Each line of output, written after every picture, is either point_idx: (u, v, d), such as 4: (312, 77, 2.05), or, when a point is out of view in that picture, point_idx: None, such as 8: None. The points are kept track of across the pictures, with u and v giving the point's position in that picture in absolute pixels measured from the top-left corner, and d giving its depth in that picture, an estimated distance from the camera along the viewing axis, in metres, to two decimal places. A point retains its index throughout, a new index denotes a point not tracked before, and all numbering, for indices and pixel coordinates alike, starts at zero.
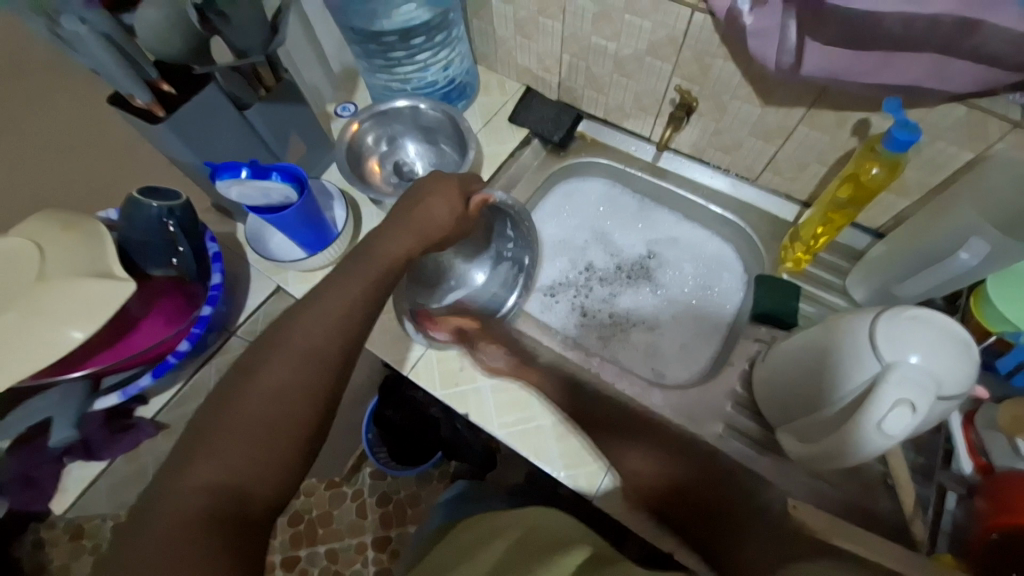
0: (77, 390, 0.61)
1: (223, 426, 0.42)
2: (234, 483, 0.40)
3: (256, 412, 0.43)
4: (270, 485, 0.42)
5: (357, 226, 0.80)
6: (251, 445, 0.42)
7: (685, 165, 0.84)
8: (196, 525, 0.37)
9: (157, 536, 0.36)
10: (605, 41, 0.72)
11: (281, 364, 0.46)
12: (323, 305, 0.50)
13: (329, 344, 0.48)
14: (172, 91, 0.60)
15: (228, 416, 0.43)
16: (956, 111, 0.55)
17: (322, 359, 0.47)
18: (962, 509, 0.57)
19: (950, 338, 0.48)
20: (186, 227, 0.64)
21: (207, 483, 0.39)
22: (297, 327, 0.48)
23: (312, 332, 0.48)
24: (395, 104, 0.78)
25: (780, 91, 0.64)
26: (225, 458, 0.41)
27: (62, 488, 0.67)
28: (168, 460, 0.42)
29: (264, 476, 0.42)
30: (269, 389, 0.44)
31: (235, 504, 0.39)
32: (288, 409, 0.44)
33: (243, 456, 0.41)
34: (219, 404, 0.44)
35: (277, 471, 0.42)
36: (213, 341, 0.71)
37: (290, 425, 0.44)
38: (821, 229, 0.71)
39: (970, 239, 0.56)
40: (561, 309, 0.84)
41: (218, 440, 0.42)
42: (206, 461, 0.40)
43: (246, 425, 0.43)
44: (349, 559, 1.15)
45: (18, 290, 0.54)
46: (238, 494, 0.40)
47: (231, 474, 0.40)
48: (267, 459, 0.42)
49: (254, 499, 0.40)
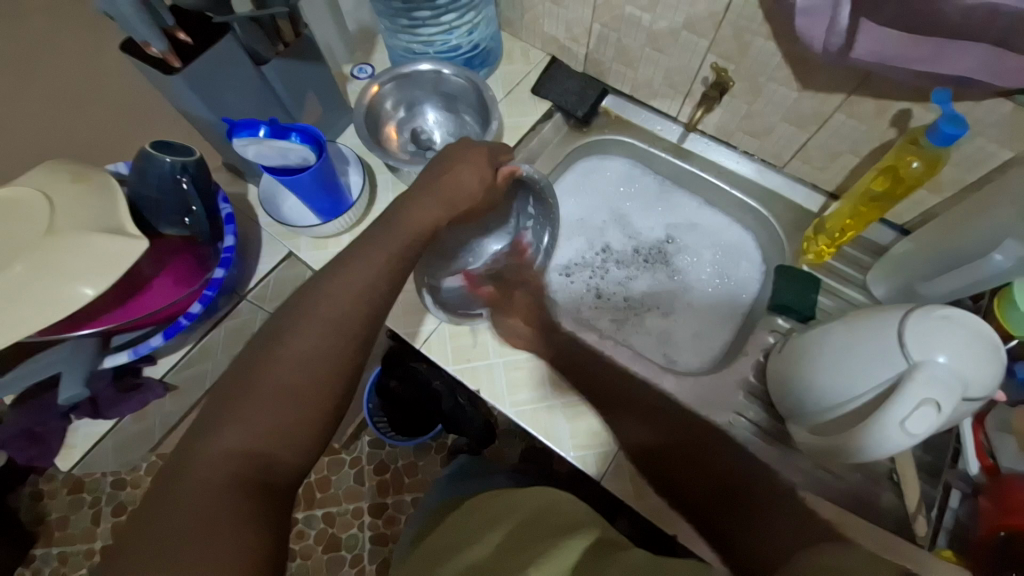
0: (87, 346, 0.61)
1: (250, 391, 0.42)
2: (260, 448, 0.40)
3: (284, 377, 0.43)
4: (294, 452, 0.41)
5: (372, 195, 0.78)
6: (278, 411, 0.41)
7: (710, 148, 0.81)
8: (225, 486, 0.37)
9: (187, 495, 0.36)
10: (639, 12, 0.69)
11: (308, 330, 0.45)
12: (348, 272, 0.49)
13: (355, 313, 0.48)
14: (189, 41, 0.57)
15: (254, 380, 0.42)
16: (1002, 107, 0.53)
17: (349, 327, 0.47)
18: (965, 507, 0.58)
19: (981, 340, 0.47)
20: (199, 185, 0.61)
21: (234, 448, 0.39)
22: (324, 294, 0.47)
23: (339, 300, 0.47)
24: (417, 67, 0.75)
25: (821, 75, 0.62)
26: (251, 422, 0.40)
27: (69, 444, 0.67)
28: (195, 422, 0.41)
29: (290, 442, 0.41)
30: (297, 356, 0.44)
31: (260, 468, 0.39)
32: (315, 377, 0.44)
33: (268, 421, 0.41)
34: (246, 369, 0.43)
35: (301, 439, 0.42)
36: (223, 304, 0.69)
37: (316, 393, 0.43)
38: (850, 222, 0.69)
39: (1005, 242, 0.55)
40: (575, 290, 0.83)
41: (246, 404, 0.41)
42: (233, 424, 0.40)
43: (272, 391, 0.42)
44: (346, 523, 1.17)
45: (26, 241, 0.53)
46: (264, 459, 0.40)
47: (258, 439, 0.40)
48: (293, 426, 0.42)
49: (279, 466, 0.40)
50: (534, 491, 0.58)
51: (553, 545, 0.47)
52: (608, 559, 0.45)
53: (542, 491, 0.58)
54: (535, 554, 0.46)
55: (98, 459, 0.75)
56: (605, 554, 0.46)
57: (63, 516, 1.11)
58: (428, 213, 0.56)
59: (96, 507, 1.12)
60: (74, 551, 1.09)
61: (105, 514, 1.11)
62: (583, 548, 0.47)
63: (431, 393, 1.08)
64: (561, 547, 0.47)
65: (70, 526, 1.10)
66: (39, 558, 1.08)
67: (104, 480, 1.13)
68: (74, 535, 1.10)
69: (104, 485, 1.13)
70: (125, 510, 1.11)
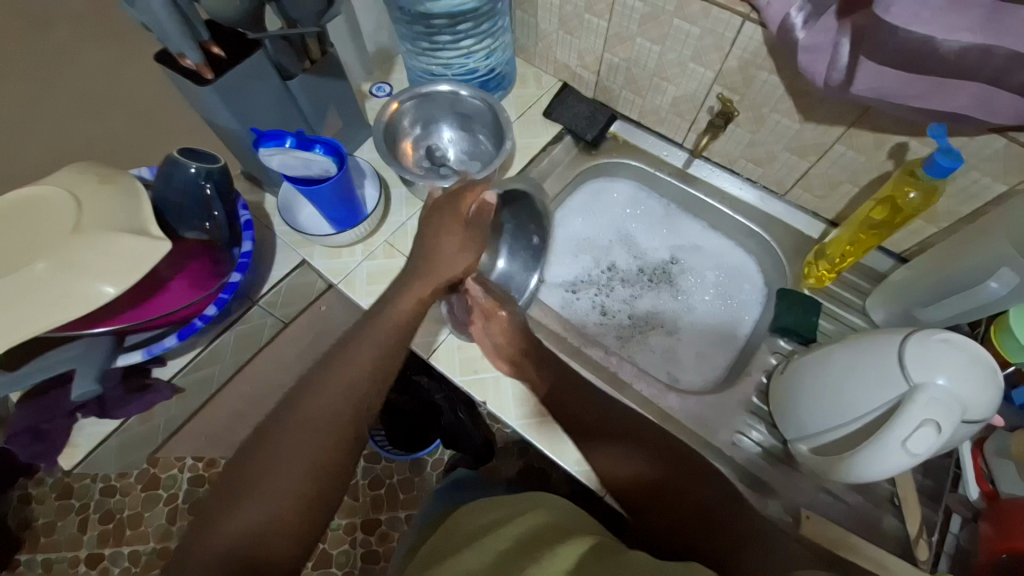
0: (102, 344, 0.62)
1: (246, 483, 0.44)
2: (252, 539, 0.42)
3: (283, 472, 0.45)
4: (285, 538, 0.43)
5: (386, 207, 0.80)
6: (271, 504, 0.44)
7: (714, 174, 0.84)
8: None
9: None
10: (649, 43, 0.73)
11: (304, 421, 0.47)
12: (356, 347, 0.52)
13: (350, 401, 0.49)
14: (222, 54, 0.60)
15: (255, 469, 0.45)
16: (996, 143, 0.56)
17: (341, 415, 0.48)
18: (966, 532, 0.59)
19: (978, 363, 0.48)
20: (221, 191, 0.64)
21: (231, 536, 0.42)
22: (324, 380, 0.50)
23: (328, 392, 0.49)
24: (437, 87, 0.78)
25: (822, 108, 0.65)
26: (248, 513, 0.43)
27: (73, 443, 0.69)
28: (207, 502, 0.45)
29: (283, 529, 0.44)
30: (293, 446, 0.46)
31: (249, 556, 0.41)
32: (307, 467, 0.46)
33: (264, 514, 0.43)
34: (241, 463, 0.46)
35: (293, 525, 0.44)
36: (235, 308, 0.72)
37: (306, 484, 0.45)
38: (849, 249, 0.71)
39: (1001, 270, 0.57)
40: (580, 306, 0.85)
41: (246, 496, 0.44)
42: (229, 517, 0.43)
43: (268, 484, 0.44)
44: (338, 539, 1.15)
45: (53, 236, 0.54)
46: (253, 548, 0.42)
47: (253, 530, 0.42)
48: (287, 518, 0.44)
49: (268, 548, 0.42)
50: (539, 501, 0.59)
51: (548, 551, 0.47)
52: (604, 564, 0.45)
53: (531, 499, 0.59)
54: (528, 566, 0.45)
55: (99, 459, 0.76)
56: (612, 560, 0.46)
57: (50, 521, 1.08)
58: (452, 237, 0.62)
59: (83, 514, 1.10)
60: (59, 559, 1.06)
61: (92, 522, 1.09)
62: (577, 555, 0.47)
63: (434, 407, 1.09)
64: (554, 552, 0.47)
65: (57, 533, 1.08)
66: (23, 564, 1.06)
67: (94, 486, 1.12)
68: (60, 542, 1.08)
69: (93, 492, 1.11)
70: (113, 517, 1.10)
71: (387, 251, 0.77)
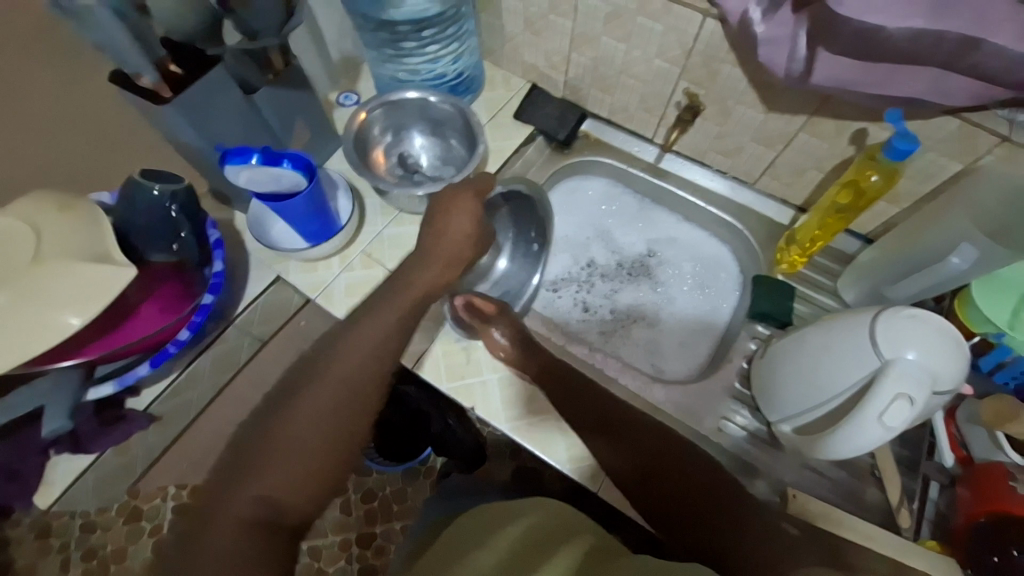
0: (71, 377, 0.60)
1: (267, 446, 0.47)
2: (273, 498, 0.44)
3: (297, 437, 0.47)
4: (304, 498, 0.45)
5: (360, 217, 0.78)
6: (290, 466, 0.46)
7: (686, 167, 0.86)
8: (241, 528, 0.42)
9: (209, 538, 0.41)
10: (615, 42, 0.73)
11: (322, 388, 0.51)
12: (371, 323, 0.56)
13: (366, 371, 0.53)
14: (179, 72, 0.57)
15: (270, 437, 0.47)
16: (951, 124, 0.58)
17: (358, 385, 0.52)
18: (945, 497, 0.62)
19: (946, 336, 0.50)
20: (188, 213, 0.62)
21: (253, 497, 0.44)
22: (338, 355, 0.53)
23: (343, 369, 0.52)
24: (405, 94, 0.77)
25: (785, 98, 0.66)
26: (268, 477, 0.45)
27: (47, 481, 0.65)
28: (225, 470, 0.47)
29: (303, 490, 0.45)
30: (309, 415, 0.48)
31: (272, 514, 0.43)
32: (326, 430, 0.48)
33: (284, 474, 0.45)
34: (259, 430, 0.49)
35: (311, 488, 0.46)
36: (211, 330, 0.69)
37: (324, 448, 0.47)
38: (817, 233, 0.74)
39: (962, 245, 0.60)
40: (562, 304, 0.85)
41: (270, 459, 0.46)
42: (251, 478, 0.45)
43: (287, 452, 0.46)
44: (333, 556, 1.13)
45: (10, 269, 0.51)
46: (275, 507, 0.44)
47: (273, 493, 0.44)
48: (306, 480, 0.46)
49: (287, 508, 0.44)
50: (538, 502, 0.59)
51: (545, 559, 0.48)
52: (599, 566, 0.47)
53: (530, 500, 0.59)
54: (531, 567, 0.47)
55: (77, 494, 0.73)
56: (602, 561, 0.48)
57: (29, 564, 1.04)
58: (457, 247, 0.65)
59: (64, 553, 1.05)
60: None
61: (74, 561, 1.05)
62: (571, 560, 0.48)
63: (421, 415, 1.07)
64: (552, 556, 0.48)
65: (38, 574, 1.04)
66: None
67: (73, 523, 1.06)
68: None
69: (73, 529, 1.06)
70: (96, 554, 1.05)
71: (365, 262, 0.76)
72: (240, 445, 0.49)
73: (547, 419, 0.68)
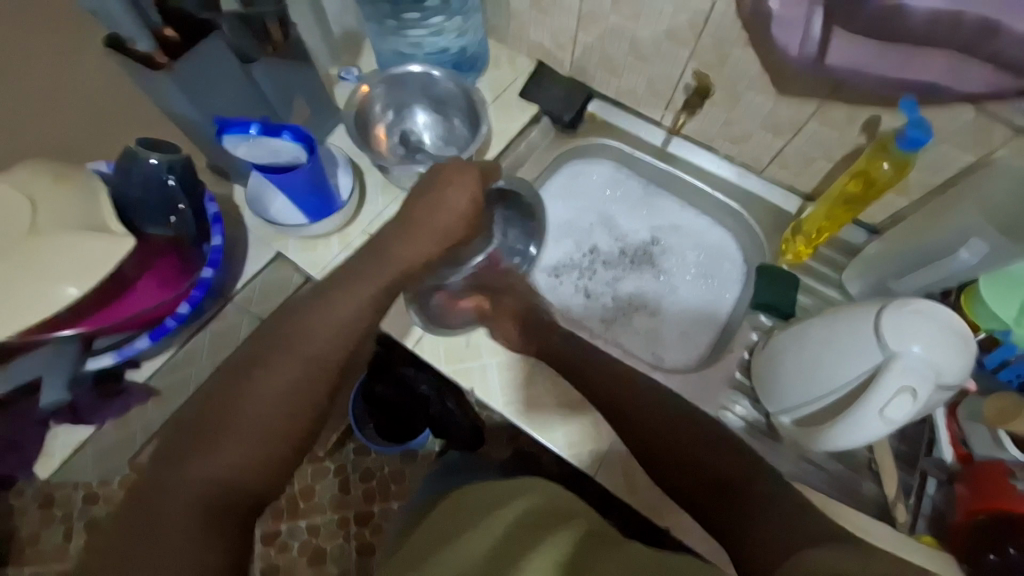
0: (69, 350, 0.59)
1: (217, 427, 0.47)
2: (227, 480, 0.45)
3: (253, 417, 0.48)
4: (258, 479, 0.46)
5: (361, 197, 0.78)
6: (241, 447, 0.46)
7: (693, 151, 0.83)
8: (195, 509, 0.42)
9: (160, 516, 0.42)
10: (624, 22, 0.71)
11: (279, 367, 0.50)
12: (338, 302, 0.55)
13: (329, 353, 0.52)
14: (175, 37, 0.55)
15: (227, 416, 0.47)
16: (966, 114, 0.56)
17: (318, 365, 0.52)
18: (941, 493, 0.61)
19: (952, 331, 0.49)
20: (186, 185, 0.61)
21: (204, 477, 0.44)
22: (300, 332, 0.53)
23: (305, 347, 0.52)
24: (408, 70, 0.75)
25: (796, 84, 0.65)
26: (223, 457, 0.45)
27: (47, 453, 0.67)
28: (175, 446, 0.46)
29: (255, 471, 0.46)
30: (265, 395, 0.49)
31: (225, 495, 0.44)
32: (280, 413, 0.49)
33: (240, 454, 0.46)
34: (211, 405, 0.48)
35: (268, 471, 0.47)
36: (210, 307, 0.69)
37: (279, 431, 0.48)
38: (824, 224, 0.73)
39: (972, 239, 0.59)
40: (564, 290, 0.84)
41: (220, 438, 0.46)
42: (199, 458, 0.45)
43: (244, 432, 0.47)
44: (331, 533, 1.15)
45: (8, 240, 0.51)
46: (226, 488, 0.44)
47: (227, 474, 0.45)
48: (260, 461, 0.47)
49: (241, 491, 0.45)
50: (534, 485, 0.59)
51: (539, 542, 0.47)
52: (600, 555, 0.45)
53: (531, 482, 0.59)
54: (522, 556, 0.45)
55: (77, 466, 0.74)
56: (599, 547, 0.46)
57: (34, 532, 1.06)
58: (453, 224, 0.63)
59: (67, 523, 1.06)
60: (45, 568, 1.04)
61: (77, 530, 1.06)
62: (570, 541, 0.47)
63: (419, 397, 1.07)
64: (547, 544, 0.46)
65: (41, 542, 1.05)
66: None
67: (75, 495, 1.08)
68: (45, 551, 1.05)
69: (75, 500, 1.07)
70: (98, 524, 1.06)
71: (365, 241, 0.75)
72: (188, 421, 0.48)
73: (545, 404, 0.68)
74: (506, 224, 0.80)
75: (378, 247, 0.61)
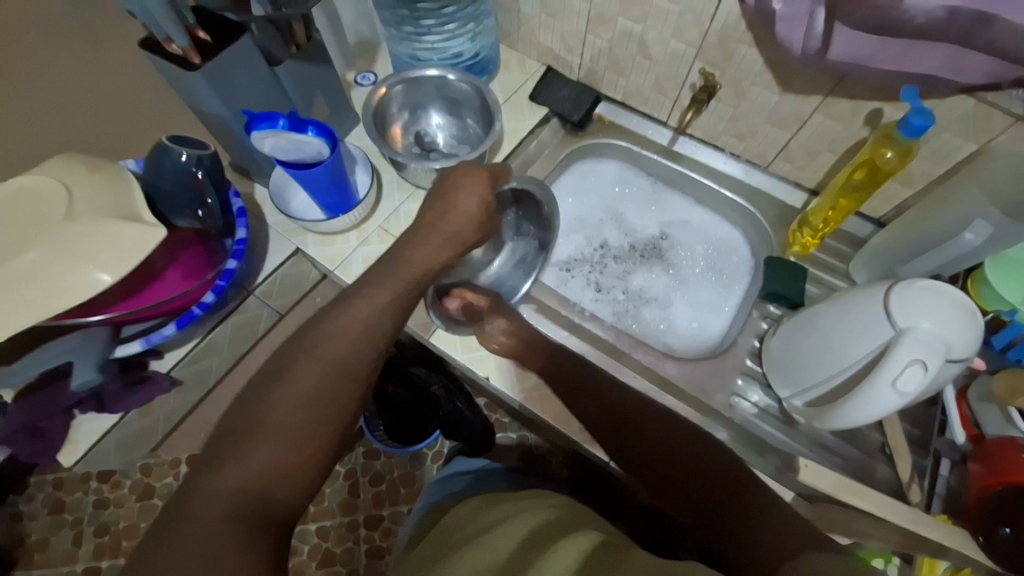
0: (99, 336, 0.62)
1: (247, 433, 0.46)
2: (258, 486, 0.44)
3: (283, 422, 0.47)
4: (289, 487, 0.46)
5: (378, 193, 0.80)
6: (273, 451, 0.46)
7: (699, 150, 0.86)
8: (229, 521, 0.41)
9: (190, 525, 0.40)
10: (631, 23, 0.74)
11: (307, 371, 0.51)
12: (362, 300, 0.56)
13: (356, 356, 0.53)
14: (208, 38, 0.59)
15: (258, 420, 0.47)
16: (966, 103, 0.58)
17: (346, 368, 0.52)
18: (955, 474, 0.61)
19: (957, 305, 0.50)
20: (213, 178, 0.63)
21: (236, 486, 0.43)
22: (324, 335, 0.53)
23: (332, 351, 0.52)
24: (425, 72, 0.78)
25: (800, 78, 0.67)
26: (254, 463, 0.45)
27: (73, 439, 0.68)
28: (203, 455, 0.46)
29: (287, 477, 0.46)
30: (295, 399, 0.49)
31: (259, 505, 0.43)
32: (311, 416, 0.49)
33: (273, 458, 0.46)
34: (242, 410, 0.48)
35: (299, 475, 0.46)
36: (233, 297, 0.72)
37: (308, 435, 0.48)
38: (831, 214, 0.74)
39: (975, 221, 0.61)
40: (575, 284, 0.86)
41: (250, 445, 0.46)
42: (234, 462, 0.45)
43: (275, 436, 0.47)
44: (341, 537, 1.14)
45: (45, 225, 0.53)
46: (259, 496, 0.44)
47: (259, 480, 0.44)
48: (289, 467, 0.46)
49: (273, 500, 0.44)
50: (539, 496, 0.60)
51: (550, 546, 0.48)
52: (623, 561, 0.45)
53: (534, 493, 0.60)
54: (534, 558, 0.46)
55: (97, 459, 0.75)
56: (611, 554, 0.47)
57: (43, 537, 1.05)
58: (470, 216, 0.65)
59: (77, 529, 1.05)
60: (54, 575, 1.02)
61: (86, 536, 1.05)
62: (578, 548, 0.47)
63: (430, 397, 1.08)
64: (556, 550, 0.47)
65: (50, 548, 1.04)
66: None
67: (87, 500, 1.07)
68: (54, 558, 1.04)
69: (86, 504, 1.07)
70: (108, 530, 1.05)
71: (381, 236, 0.77)
72: (214, 431, 0.48)
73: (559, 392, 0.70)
74: (520, 219, 0.83)
75: (397, 242, 0.63)
